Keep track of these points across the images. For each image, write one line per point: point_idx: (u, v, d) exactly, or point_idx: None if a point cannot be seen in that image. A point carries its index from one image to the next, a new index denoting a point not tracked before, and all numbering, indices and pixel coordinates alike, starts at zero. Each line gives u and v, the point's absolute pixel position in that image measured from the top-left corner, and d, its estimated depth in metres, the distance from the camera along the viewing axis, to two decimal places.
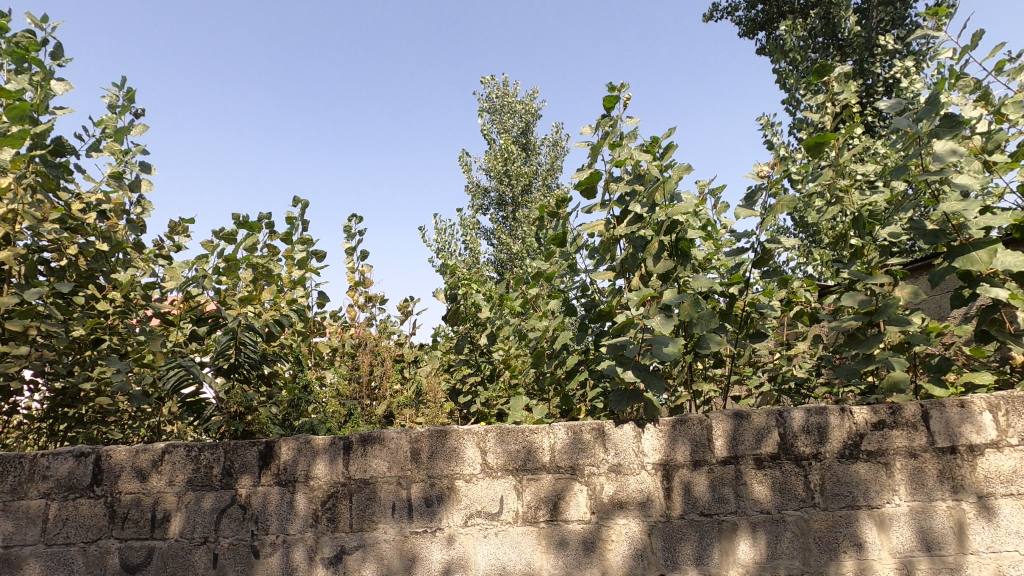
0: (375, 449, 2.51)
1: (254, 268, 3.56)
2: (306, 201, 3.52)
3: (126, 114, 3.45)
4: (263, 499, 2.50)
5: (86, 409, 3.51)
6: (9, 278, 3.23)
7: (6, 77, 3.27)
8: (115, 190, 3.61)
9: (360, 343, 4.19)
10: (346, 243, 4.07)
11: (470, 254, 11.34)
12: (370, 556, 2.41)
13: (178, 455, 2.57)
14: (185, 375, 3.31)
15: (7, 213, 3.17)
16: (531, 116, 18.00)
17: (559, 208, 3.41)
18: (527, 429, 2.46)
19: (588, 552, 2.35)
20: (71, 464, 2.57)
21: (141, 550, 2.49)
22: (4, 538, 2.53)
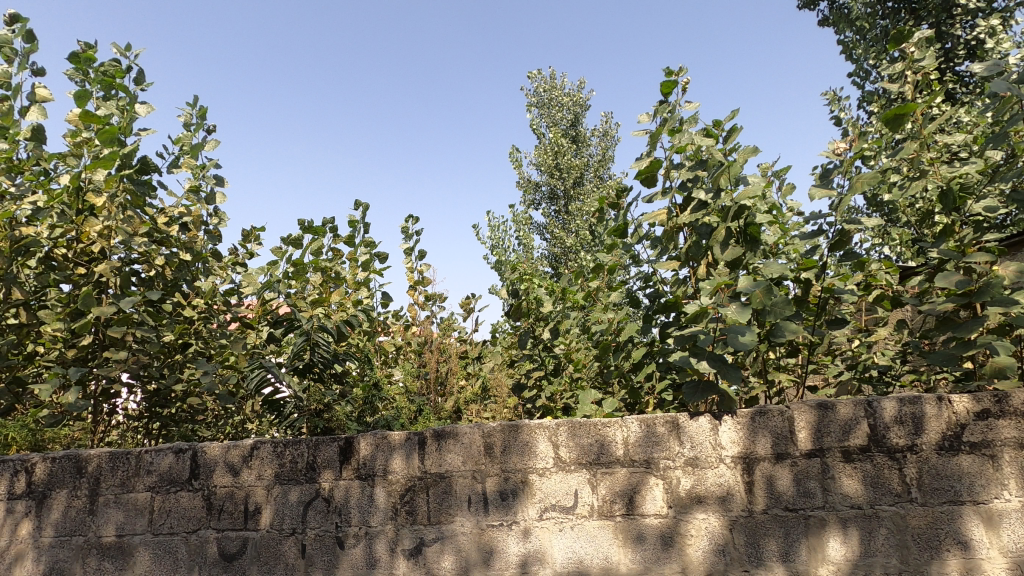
0: (449, 444, 2.56)
1: (322, 271, 3.72)
2: (367, 204, 3.65)
3: (200, 131, 3.67)
4: (345, 492, 2.60)
5: (177, 408, 3.76)
6: (106, 290, 3.51)
7: (96, 104, 3.55)
8: (194, 204, 3.86)
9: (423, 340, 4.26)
10: (405, 244, 4.16)
11: (524, 249, 11.33)
12: (448, 548, 2.47)
13: (266, 451, 2.72)
14: (266, 375, 3.48)
15: (103, 230, 3.46)
16: (580, 107, 17.80)
17: (618, 199, 3.36)
18: (599, 422, 2.44)
19: (667, 547, 2.31)
20: (171, 459, 2.77)
21: (236, 539, 2.65)
22: (116, 527, 2.75)
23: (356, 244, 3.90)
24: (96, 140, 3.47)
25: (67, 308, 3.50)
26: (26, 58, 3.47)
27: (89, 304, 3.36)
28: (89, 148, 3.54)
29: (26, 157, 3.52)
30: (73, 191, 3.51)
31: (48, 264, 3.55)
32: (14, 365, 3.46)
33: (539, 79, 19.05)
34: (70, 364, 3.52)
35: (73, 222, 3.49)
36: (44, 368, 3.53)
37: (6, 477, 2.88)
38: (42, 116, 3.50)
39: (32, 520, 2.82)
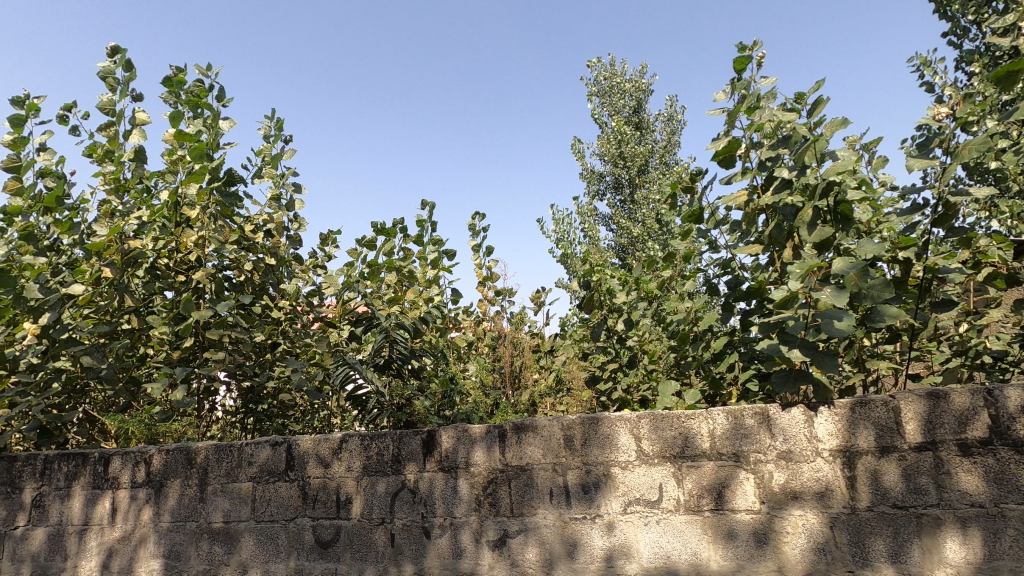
0: (529, 437, 2.57)
1: (396, 270, 3.85)
2: (434, 203, 3.72)
3: (278, 141, 3.87)
4: (430, 484, 2.67)
5: (270, 404, 3.99)
6: (204, 295, 3.78)
7: (186, 123, 3.83)
8: (276, 211, 4.08)
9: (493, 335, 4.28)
10: (472, 240, 4.21)
11: (590, 242, 11.18)
12: (532, 540, 2.48)
13: (353, 444, 2.84)
14: (349, 372, 3.64)
15: (199, 239, 3.73)
16: (643, 93, 17.35)
17: (692, 183, 3.23)
18: (682, 415, 2.36)
19: (761, 544, 2.21)
20: (269, 451, 2.95)
21: (331, 527, 2.79)
22: (223, 514, 2.96)
23: (425, 243, 3.99)
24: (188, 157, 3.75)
25: (171, 313, 3.81)
26: (126, 85, 3.79)
27: (189, 309, 3.63)
28: (182, 164, 3.83)
29: (130, 177, 3.85)
30: (172, 206, 3.80)
31: (153, 274, 3.87)
32: (129, 366, 3.80)
33: (599, 68, 18.70)
34: (176, 364, 3.83)
35: (173, 234, 3.79)
36: (154, 368, 3.86)
37: (128, 467, 3.17)
38: (142, 137, 3.82)
39: (152, 506, 3.10)
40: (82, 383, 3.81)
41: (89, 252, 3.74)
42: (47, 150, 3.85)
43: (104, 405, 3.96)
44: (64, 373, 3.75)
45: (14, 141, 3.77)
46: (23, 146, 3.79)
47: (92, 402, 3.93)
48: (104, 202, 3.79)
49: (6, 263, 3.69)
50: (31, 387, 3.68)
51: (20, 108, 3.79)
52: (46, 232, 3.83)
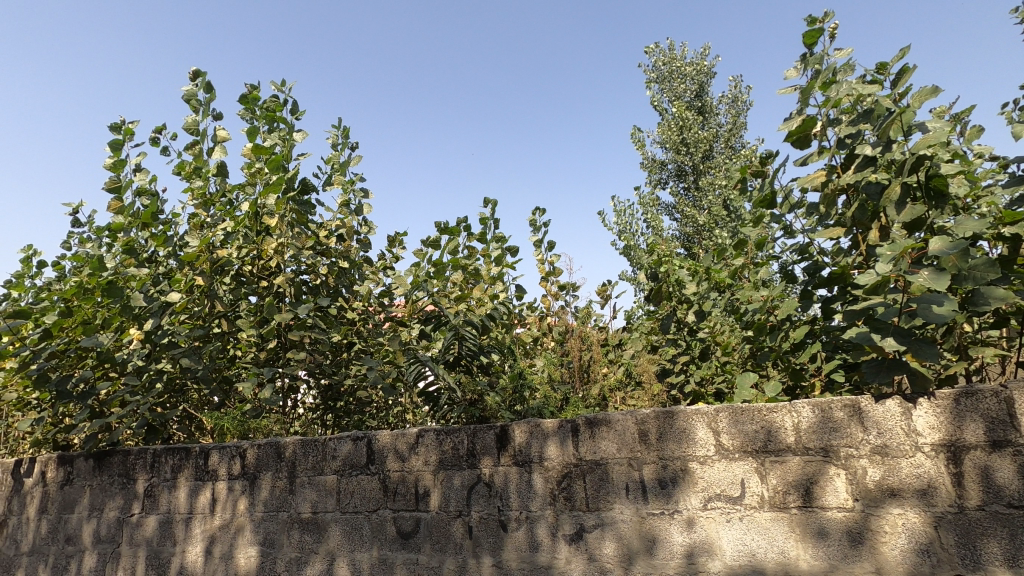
0: (603, 431, 2.56)
1: (461, 269, 3.93)
2: (495, 201, 3.77)
3: (346, 149, 4.05)
4: (505, 478, 2.71)
5: (347, 401, 4.16)
6: (284, 299, 4.00)
7: (263, 137, 4.08)
8: (346, 216, 4.26)
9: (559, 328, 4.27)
10: (534, 236, 4.21)
11: (654, 232, 10.91)
12: (609, 534, 2.47)
13: (430, 439, 2.92)
14: (422, 368, 3.77)
15: (278, 246, 3.97)
16: (705, 75, 16.74)
17: (763, 166, 3.09)
18: (763, 408, 2.28)
19: (855, 544, 2.09)
20: (351, 446, 3.09)
21: (411, 519, 2.88)
22: (311, 505, 3.13)
23: (488, 240, 4.04)
24: (265, 168, 3.98)
25: (256, 316, 4.05)
26: (208, 106, 4.07)
27: (272, 312, 3.87)
28: (260, 176, 4.07)
29: (215, 191, 4.14)
30: (253, 216, 4.05)
31: (238, 280, 4.13)
32: (221, 366, 4.08)
33: (657, 53, 18.18)
34: (262, 365, 4.09)
35: (255, 243, 4.05)
36: (243, 368, 4.13)
37: (225, 461, 3.42)
38: (223, 153, 4.09)
39: (247, 497, 3.32)
40: (181, 382, 4.12)
41: (182, 262, 4.05)
42: (142, 171, 4.20)
43: (200, 404, 4.27)
44: (165, 374, 4.08)
45: (114, 164, 4.14)
46: (122, 168, 4.15)
47: (190, 401, 4.24)
48: (193, 215, 4.10)
49: (113, 275, 4.05)
50: (138, 388, 4.02)
51: (118, 133, 4.15)
52: (144, 246, 4.17)
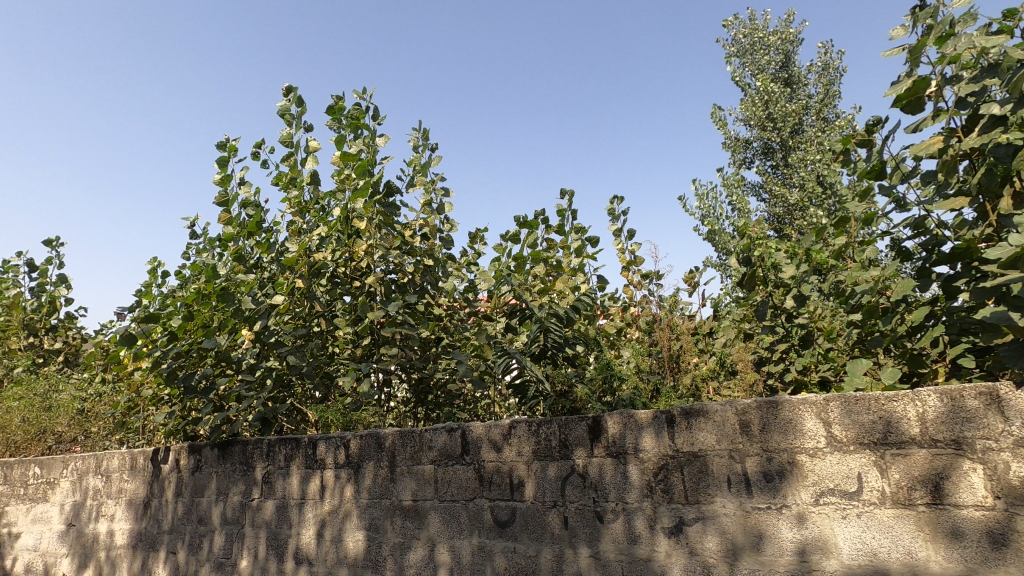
0: (700, 422, 2.48)
1: (542, 262, 3.95)
2: (573, 192, 3.75)
3: (426, 150, 4.19)
4: (599, 469, 2.69)
5: (438, 394, 4.31)
6: (375, 297, 4.19)
7: (349, 145, 4.30)
8: (429, 216, 4.41)
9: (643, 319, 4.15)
10: (613, 225, 4.14)
11: (740, 215, 10.37)
12: (711, 529, 2.39)
13: (522, 430, 2.96)
14: (509, 361, 3.85)
15: (368, 248, 4.17)
16: (790, 44, 15.64)
17: (867, 136, 2.84)
18: (881, 396, 2.11)
19: (998, 547, 1.88)
20: (446, 437, 3.20)
21: (507, 508, 2.94)
22: (411, 493, 3.27)
23: (567, 232, 4.03)
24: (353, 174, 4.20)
25: (351, 315, 4.27)
26: (300, 119, 4.35)
27: (366, 311, 4.08)
28: (349, 182, 4.30)
29: (309, 199, 4.42)
30: (344, 220, 4.28)
31: (334, 282, 4.39)
32: (322, 363, 4.36)
33: (737, 26, 17.20)
34: (359, 360, 4.33)
35: (347, 246, 4.28)
36: (342, 364, 4.39)
37: (332, 450, 3.65)
38: (315, 163, 4.35)
39: (352, 484, 3.53)
40: (288, 378, 4.44)
41: (284, 267, 4.35)
42: (246, 184, 4.56)
43: (305, 398, 4.58)
44: (274, 370, 4.41)
45: (222, 179, 4.52)
46: (229, 182, 4.53)
47: (295, 395, 4.56)
48: (291, 223, 4.39)
49: (226, 281, 4.43)
50: (252, 384, 4.38)
51: (224, 151, 4.52)
52: (250, 253, 4.53)
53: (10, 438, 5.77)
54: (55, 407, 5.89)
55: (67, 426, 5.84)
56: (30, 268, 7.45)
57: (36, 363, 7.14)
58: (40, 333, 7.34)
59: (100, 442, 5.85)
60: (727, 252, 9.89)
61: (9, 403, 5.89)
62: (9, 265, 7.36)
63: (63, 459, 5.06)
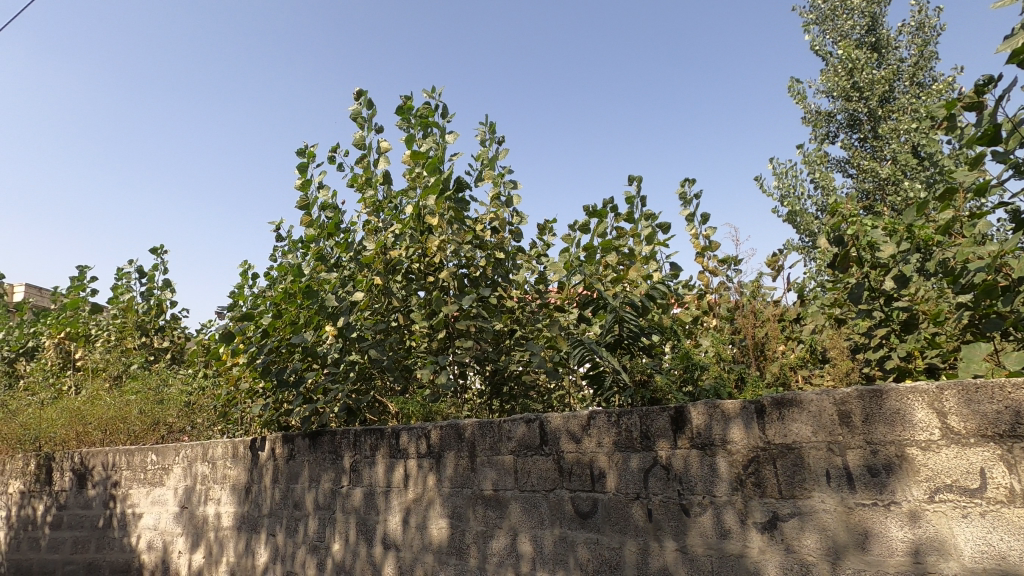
0: (794, 413, 2.35)
1: (613, 251, 3.87)
2: (643, 177, 3.65)
3: (493, 144, 4.22)
4: (684, 461, 2.62)
5: (513, 385, 4.34)
6: (448, 292, 4.27)
7: (419, 143, 4.40)
8: (498, 209, 4.44)
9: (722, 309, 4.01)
10: (685, 210, 3.99)
11: (825, 193, 9.70)
12: (809, 525, 2.26)
13: (601, 421, 2.93)
14: (585, 352, 3.74)
15: (441, 244, 4.26)
16: (878, 5, 14.39)
17: (977, 98, 2.56)
18: (1007, 384, 1.92)
19: None
20: (525, 428, 3.22)
21: (588, 500, 2.92)
22: (492, 483, 3.32)
23: (637, 219, 3.93)
24: (424, 172, 4.30)
25: (427, 310, 4.39)
26: (371, 121, 4.49)
27: (440, 305, 4.17)
28: (420, 180, 4.41)
29: (383, 199, 4.57)
30: (417, 218, 4.39)
31: (408, 278, 4.52)
32: (401, 357, 4.51)
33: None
34: (436, 353, 4.43)
35: (421, 242, 4.39)
36: (420, 357, 4.53)
37: (414, 440, 3.76)
38: (388, 163, 4.48)
39: (435, 473, 3.63)
40: (369, 372, 4.61)
41: (362, 265, 4.51)
42: (324, 187, 4.78)
43: (385, 390, 4.75)
44: (356, 364, 4.58)
45: (303, 183, 4.76)
46: (309, 187, 4.76)
47: (377, 388, 4.73)
48: (367, 222, 4.56)
49: (310, 279, 4.72)
50: (338, 377, 4.58)
51: (304, 157, 4.76)
52: (330, 253, 4.75)
53: (130, 428, 6.30)
54: (166, 399, 6.50)
55: (177, 417, 6.41)
56: (140, 274, 8.19)
57: (149, 361, 7.85)
58: (151, 333, 8.06)
59: (204, 432, 6.35)
60: (812, 234, 9.28)
61: (128, 397, 6.50)
62: (123, 272, 8.11)
63: (175, 447, 5.54)
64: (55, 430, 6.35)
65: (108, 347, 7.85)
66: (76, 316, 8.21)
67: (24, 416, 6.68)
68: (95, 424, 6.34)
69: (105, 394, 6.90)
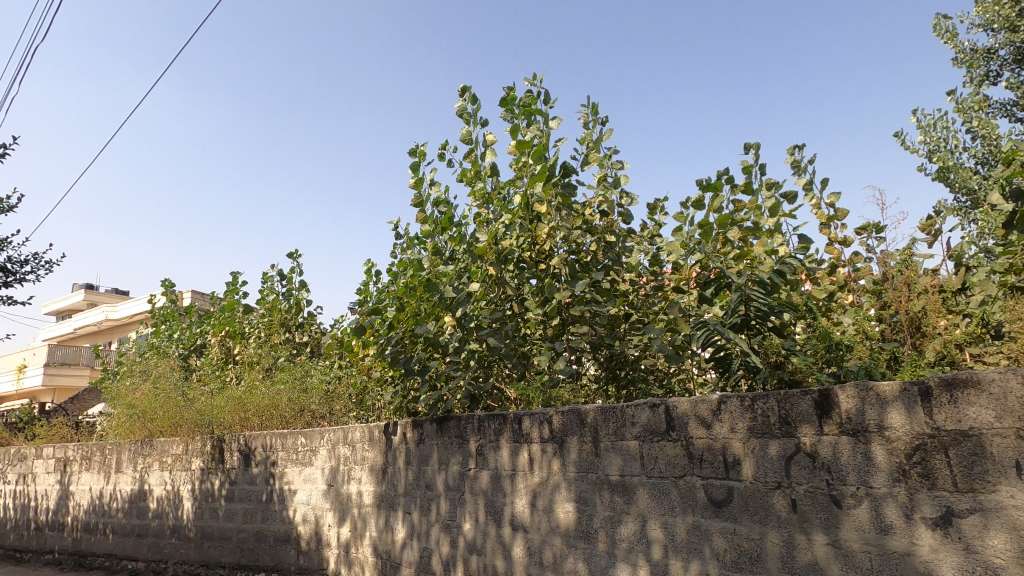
0: (970, 395, 2.12)
1: (732, 227, 3.64)
2: (761, 144, 3.42)
3: (598, 125, 4.15)
4: (833, 449, 2.43)
5: (632, 370, 4.25)
6: (561, 279, 4.26)
7: (524, 132, 4.43)
8: (606, 191, 4.35)
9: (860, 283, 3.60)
10: (801, 177, 3.65)
11: (988, 141, 8.32)
12: (995, 523, 2.04)
13: (734, 405, 2.79)
14: (711, 333, 3.52)
15: (552, 230, 4.26)
16: None
17: None
18: None
19: None
20: (649, 413, 3.14)
21: (722, 488, 2.79)
22: (618, 468, 3.28)
23: (757, 190, 3.66)
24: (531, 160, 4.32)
25: (540, 297, 4.43)
26: (476, 116, 4.60)
27: (553, 292, 4.18)
28: (527, 169, 4.44)
29: (492, 190, 4.67)
30: (525, 207, 4.44)
31: (520, 266, 4.56)
32: (518, 344, 4.59)
33: None
34: (552, 339, 4.46)
35: (530, 231, 4.43)
36: (537, 344, 4.58)
37: (537, 425, 3.82)
38: (494, 155, 4.57)
39: (559, 458, 3.66)
40: (488, 359, 4.75)
41: (474, 256, 4.63)
42: (436, 184, 4.98)
43: (504, 376, 4.86)
44: (476, 352, 4.73)
45: (416, 182, 4.99)
46: (422, 185, 4.98)
47: (496, 375, 4.86)
48: (478, 214, 4.69)
49: (429, 273, 4.86)
50: (460, 365, 4.76)
51: (416, 157, 4.99)
52: (445, 246, 4.96)
53: (282, 414, 7.06)
54: (310, 388, 7.20)
55: (319, 404, 7.11)
56: (281, 277, 9.12)
57: (293, 355, 8.73)
58: (293, 329, 9.01)
59: (341, 418, 7.02)
60: (970, 192, 8.00)
61: (279, 386, 7.28)
62: (267, 276, 9.09)
63: (320, 431, 6.12)
64: (224, 416, 7.28)
65: (259, 342, 8.84)
66: (232, 317, 9.36)
67: (200, 404, 7.76)
68: (254, 410, 7.20)
69: (260, 384, 7.80)
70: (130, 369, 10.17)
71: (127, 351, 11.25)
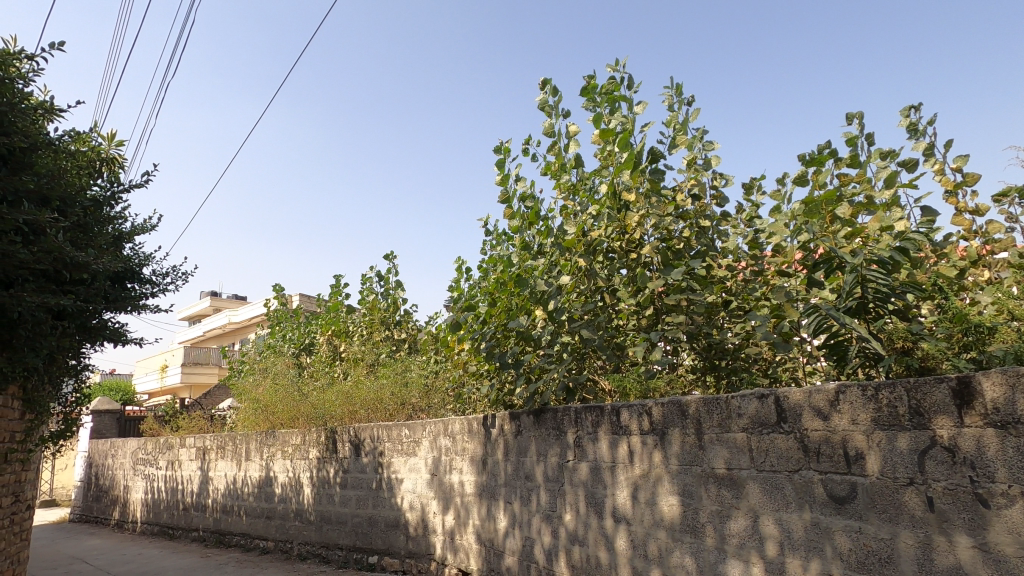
0: None
1: (841, 203, 3.38)
2: (869, 110, 3.14)
3: (684, 106, 4.00)
4: (977, 443, 2.21)
5: (734, 360, 4.07)
6: (653, 267, 4.16)
7: (607, 120, 4.37)
8: (698, 174, 4.19)
9: (998, 256, 3.23)
10: (919, 142, 3.30)
11: None
12: None
13: (854, 395, 2.59)
14: (823, 319, 3.28)
15: (640, 218, 4.18)
16: None
17: None
18: None
19: None
20: (757, 404, 3.00)
21: (844, 483, 2.61)
22: (725, 461, 3.16)
23: (867, 162, 3.37)
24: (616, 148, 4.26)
25: (632, 286, 4.35)
26: (558, 108, 4.59)
27: (646, 282, 4.09)
28: (613, 157, 4.38)
29: (578, 181, 4.65)
30: (613, 196, 4.38)
31: (610, 257, 4.47)
32: (611, 336, 4.53)
33: None
34: (647, 330, 4.37)
35: (619, 220, 4.37)
36: (631, 335, 4.51)
37: (635, 417, 3.77)
38: (578, 146, 4.54)
39: (660, 450, 3.59)
40: (582, 352, 4.72)
41: (564, 249, 4.65)
42: (522, 179, 5.02)
43: (598, 368, 4.83)
44: (569, 345, 4.73)
45: (502, 179, 5.07)
46: (508, 181, 5.05)
47: (590, 367, 4.84)
48: (565, 207, 4.69)
49: (519, 268, 4.94)
50: (553, 359, 4.78)
51: (501, 153, 5.06)
52: (532, 241, 5.01)
53: (386, 407, 7.48)
54: (410, 382, 7.58)
55: (419, 398, 7.45)
56: (379, 277, 9.67)
57: (393, 351, 9.22)
58: (392, 327, 9.54)
59: (440, 411, 7.33)
60: None
61: (383, 381, 7.74)
62: (366, 277, 9.67)
63: (422, 423, 6.42)
64: (335, 409, 7.83)
65: (363, 339, 9.44)
66: (337, 317, 10.04)
67: (313, 398, 8.40)
68: (361, 404, 7.68)
69: (365, 378, 8.32)
70: (252, 368, 11.19)
71: (248, 351, 12.39)
